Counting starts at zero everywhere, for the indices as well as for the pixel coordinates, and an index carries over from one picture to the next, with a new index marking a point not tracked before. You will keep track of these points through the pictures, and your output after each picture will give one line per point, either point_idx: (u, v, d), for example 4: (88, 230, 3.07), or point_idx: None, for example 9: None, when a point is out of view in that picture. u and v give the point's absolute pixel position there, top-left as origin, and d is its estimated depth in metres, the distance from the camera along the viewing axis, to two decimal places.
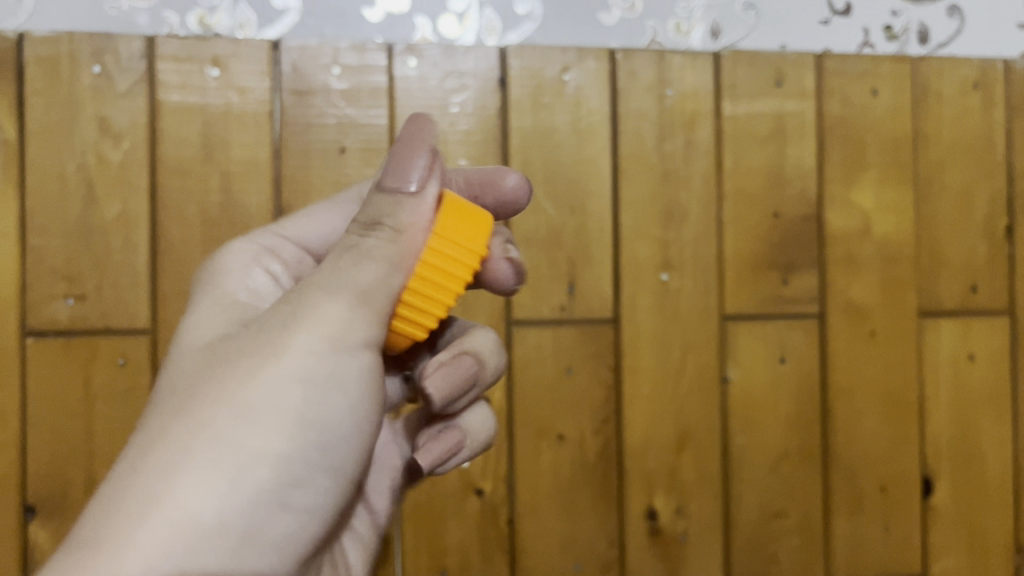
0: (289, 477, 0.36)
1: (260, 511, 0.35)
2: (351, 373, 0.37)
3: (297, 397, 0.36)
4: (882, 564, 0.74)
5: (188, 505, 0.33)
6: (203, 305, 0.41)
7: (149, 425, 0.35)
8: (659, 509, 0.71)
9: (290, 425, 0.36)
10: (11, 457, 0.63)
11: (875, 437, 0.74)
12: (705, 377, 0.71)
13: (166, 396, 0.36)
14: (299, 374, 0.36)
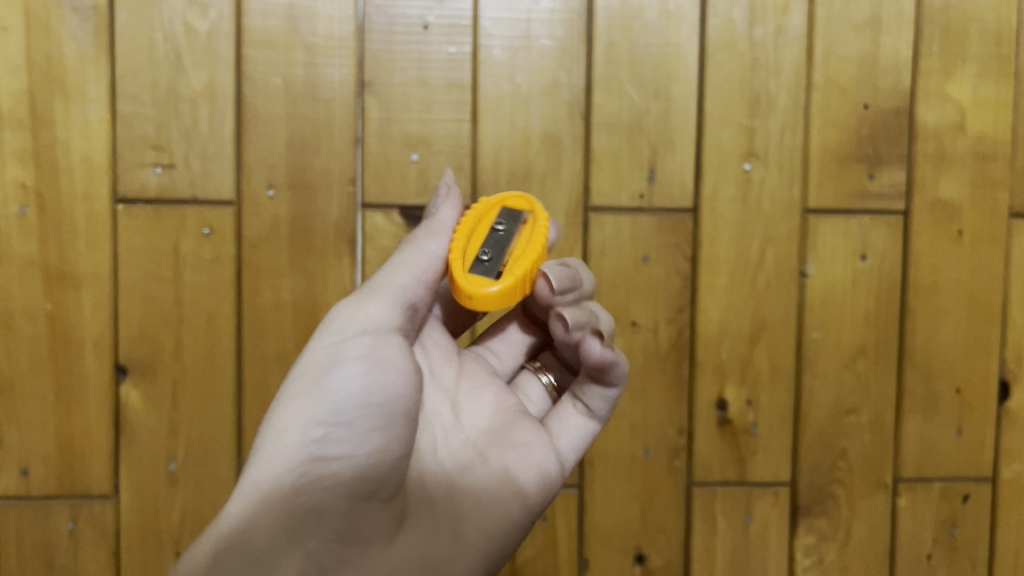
0: (311, 456, 0.41)
1: (317, 490, 0.41)
2: (343, 371, 0.43)
3: (297, 403, 0.42)
4: (953, 466, 0.74)
5: (249, 516, 0.40)
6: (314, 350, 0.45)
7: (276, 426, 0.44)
8: (730, 400, 0.71)
9: (317, 403, 0.42)
10: (104, 318, 0.66)
11: (953, 338, 0.73)
12: (784, 270, 0.70)
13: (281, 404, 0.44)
14: (317, 378, 0.43)
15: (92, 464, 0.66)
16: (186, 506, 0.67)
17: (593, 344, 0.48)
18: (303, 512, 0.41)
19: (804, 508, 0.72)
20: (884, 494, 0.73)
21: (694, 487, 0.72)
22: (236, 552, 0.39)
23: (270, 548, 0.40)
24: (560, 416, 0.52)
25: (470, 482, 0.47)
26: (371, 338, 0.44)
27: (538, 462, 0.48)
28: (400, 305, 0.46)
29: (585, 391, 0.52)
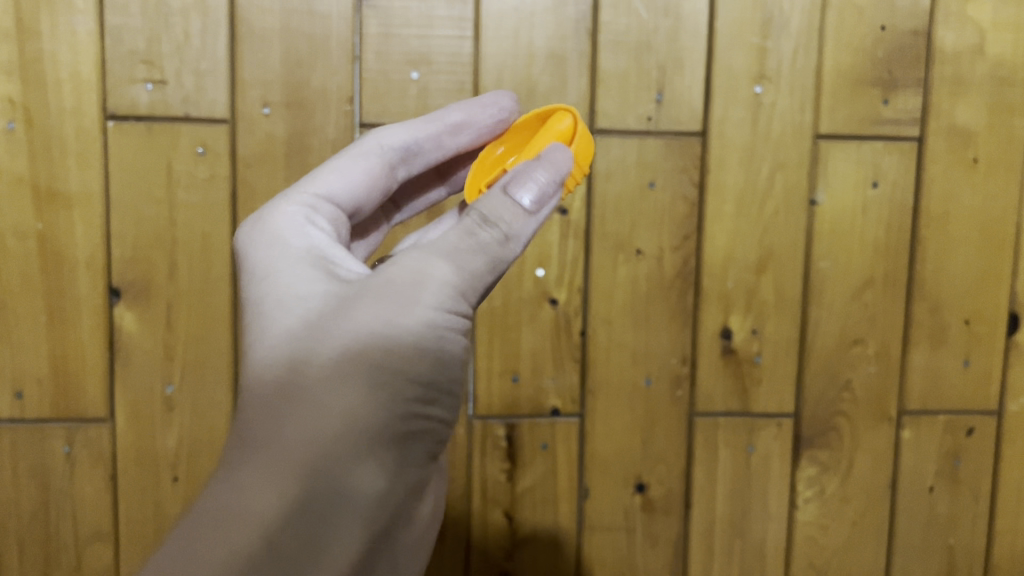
0: (414, 415, 0.40)
1: (410, 453, 0.40)
2: (457, 350, 0.41)
3: (418, 360, 0.39)
4: (960, 397, 0.73)
5: (343, 459, 0.38)
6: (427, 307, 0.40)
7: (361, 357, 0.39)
8: (735, 329, 0.70)
9: (444, 372, 0.40)
10: (97, 239, 0.64)
11: (964, 268, 0.71)
12: (793, 197, 0.69)
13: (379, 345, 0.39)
14: (446, 344, 0.40)
15: (87, 387, 0.66)
16: (183, 430, 0.67)
17: None
18: (396, 474, 0.40)
19: (807, 439, 0.72)
20: (888, 427, 0.72)
21: (697, 416, 0.71)
22: (325, 494, 0.38)
23: (367, 493, 0.38)
24: None
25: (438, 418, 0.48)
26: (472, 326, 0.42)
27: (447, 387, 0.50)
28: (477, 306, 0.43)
29: None
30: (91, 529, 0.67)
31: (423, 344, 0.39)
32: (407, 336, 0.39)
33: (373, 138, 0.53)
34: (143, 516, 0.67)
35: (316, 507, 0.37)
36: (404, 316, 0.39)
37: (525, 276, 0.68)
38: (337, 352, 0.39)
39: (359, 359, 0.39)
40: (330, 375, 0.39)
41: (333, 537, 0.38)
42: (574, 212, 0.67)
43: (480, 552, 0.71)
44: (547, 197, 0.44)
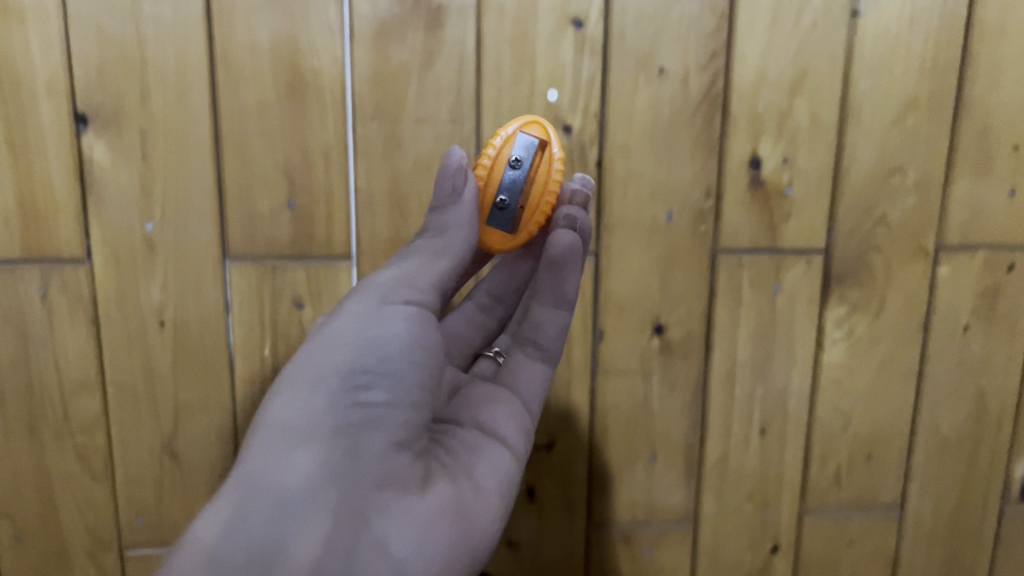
0: (351, 399, 0.40)
1: (351, 437, 0.39)
2: (387, 327, 0.42)
3: (340, 345, 0.41)
4: (1002, 231, 0.68)
5: (272, 455, 0.38)
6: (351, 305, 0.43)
7: (293, 365, 0.42)
8: (764, 158, 0.64)
9: (365, 352, 0.41)
10: (56, 59, 0.57)
11: (1018, 87, 0.65)
12: (833, 7, 0.62)
13: (307, 349, 0.42)
14: (367, 319, 0.42)
15: (59, 226, 0.60)
16: (167, 271, 0.61)
17: (560, 234, 0.48)
18: (336, 455, 0.39)
19: (837, 276, 0.67)
20: (924, 263, 0.68)
21: (720, 253, 0.66)
22: (257, 493, 0.37)
23: (297, 485, 0.38)
24: (513, 367, 0.52)
25: (478, 470, 0.44)
26: (415, 308, 0.43)
27: (525, 432, 0.49)
28: (435, 290, 0.44)
29: (534, 331, 0.52)
30: (75, 379, 0.63)
31: (343, 330, 0.42)
32: (328, 330, 0.42)
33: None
34: (129, 363, 0.63)
35: (250, 511, 0.37)
36: (331, 317, 0.43)
37: (534, 99, 0.61)
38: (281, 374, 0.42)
39: (286, 371, 0.42)
40: (266, 397, 0.42)
41: (273, 532, 0.37)
42: (591, 26, 0.60)
43: None
44: (461, 182, 0.45)
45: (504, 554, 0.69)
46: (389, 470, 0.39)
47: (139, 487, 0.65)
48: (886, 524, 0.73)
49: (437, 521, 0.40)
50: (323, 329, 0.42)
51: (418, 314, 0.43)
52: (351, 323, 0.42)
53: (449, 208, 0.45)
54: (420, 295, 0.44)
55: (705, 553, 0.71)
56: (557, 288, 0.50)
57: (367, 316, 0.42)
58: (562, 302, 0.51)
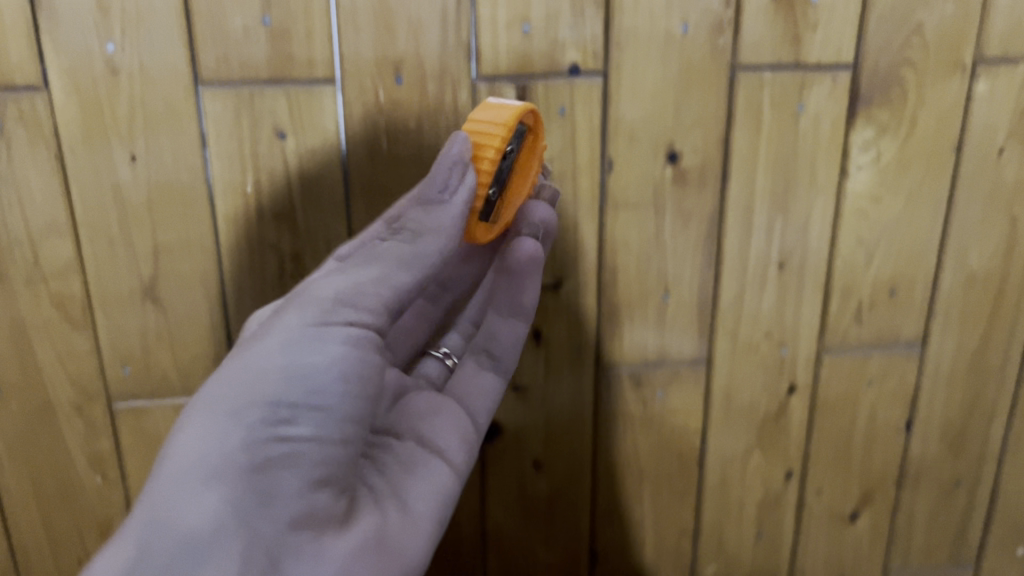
0: (272, 435, 0.40)
1: (267, 478, 0.39)
2: (317, 357, 0.41)
3: (265, 375, 0.41)
4: None
5: (181, 493, 0.38)
6: (286, 312, 0.43)
7: (212, 383, 0.42)
8: None
9: (290, 385, 0.41)
10: None
11: None
12: None
13: (230, 367, 0.42)
14: (296, 346, 0.42)
15: (9, 49, 0.54)
16: (134, 100, 0.56)
17: (526, 242, 0.51)
18: (251, 497, 0.39)
19: (865, 95, 0.62)
20: (960, 79, 0.62)
21: (739, 72, 0.60)
22: (164, 532, 0.37)
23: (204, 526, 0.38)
24: (467, 375, 0.55)
25: (408, 488, 0.46)
26: (356, 331, 0.43)
27: (467, 442, 0.51)
28: (388, 306, 0.44)
29: (492, 339, 0.56)
30: (44, 221, 0.58)
31: (270, 346, 0.42)
32: (252, 351, 0.42)
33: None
34: (101, 204, 0.58)
35: (155, 552, 0.37)
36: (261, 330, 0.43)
37: None
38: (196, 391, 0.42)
39: (209, 395, 0.41)
40: (185, 415, 0.41)
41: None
42: None
43: None
44: (454, 182, 0.44)
45: (510, 398, 0.67)
46: (306, 515, 0.40)
47: (122, 337, 0.61)
48: (908, 363, 0.70)
49: (356, 557, 0.41)
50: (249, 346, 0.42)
51: (357, 340, 0.43)
52: (277, 346, 0.42)
53: (437, 208, 0.44)
54: (371, 309, 0.44)
55: (719, 394, 0.69)
56: (514, 298, 0.54)
57: (298, 334, 0.42)
58: (520, 311, 0.55)
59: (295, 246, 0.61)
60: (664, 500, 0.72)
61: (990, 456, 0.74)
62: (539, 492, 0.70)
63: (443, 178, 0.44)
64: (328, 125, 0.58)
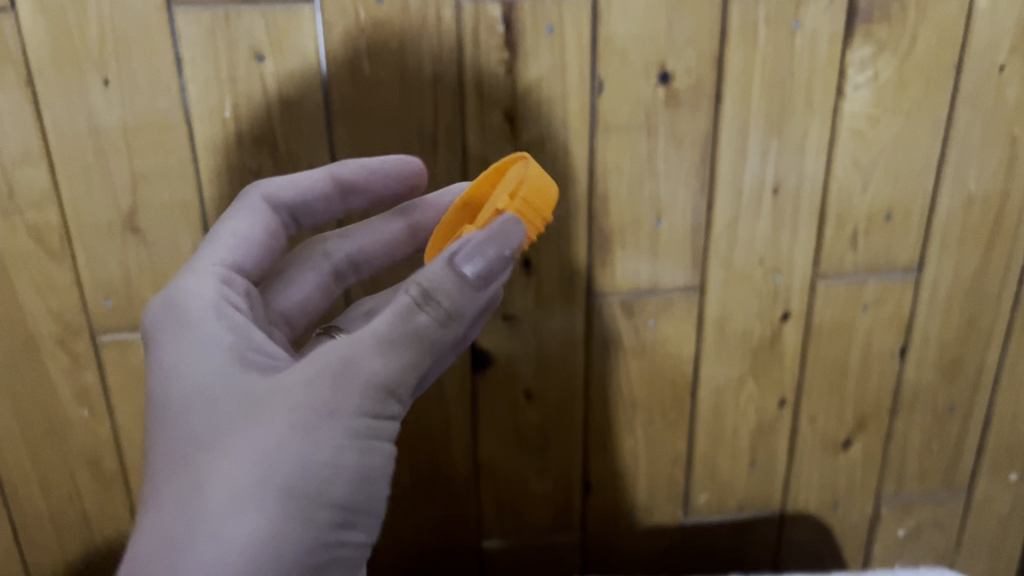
0: (333, 538, 0.39)
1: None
2: (375, 460, 0.41)
3: (333, 471, 0.39)
4: None
5: None
6: (343, 390, 0.40)
7: (263, 452, 0.38)
8: None
9: (349, 483, 0.40)
10: None
11: None
12: None
13: (286, 438, 0.39)
14: (354, 448, 0.40)
15: None
16: (105, 22, 0.54)
17: None
18: None
19: (864, 11, 0.60)
20: None
21: None
22: None
23: None
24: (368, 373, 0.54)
25: None
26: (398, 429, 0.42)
27: None
28: (403, 395, 0.42)
29: None
30: (17, 150, 0.56)
31: (330, 439, 0.39)
32: (311, 428, 0.39)
33: (233, 220, 0.52)
34: (76, 131, 0.56)
35: None
36: (311, 402, 0.40)
37: None
38: (238, 454, 0.39)
39: (264, 480, 0.38)
40: (234, 506, 0.38)
41: None
42: None
43: (479, 160, 0.60)
44: (498, 270, 0.43)
45: (500, 327, 0.66)
46: None
47: (104, 269, 0.60)
48: (904, 289, 0.69)
49: None
50: (306, 421, 0.39)
51: (389, 430, 0.42)
52: (337, 441, 0.39)
53: (482, 290, 0.43)
54: (397, 399, 0.42)
55: (713, 322, 0.68)
56: None
57: (354, 431, 0.40)
58: None
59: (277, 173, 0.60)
60: (656, 428, 0.72)
61: (985, 382, 0.74)
62: (530, 422, 0.70)
63: (497, 264, 0.42)
64: (308, 46, 0.56)
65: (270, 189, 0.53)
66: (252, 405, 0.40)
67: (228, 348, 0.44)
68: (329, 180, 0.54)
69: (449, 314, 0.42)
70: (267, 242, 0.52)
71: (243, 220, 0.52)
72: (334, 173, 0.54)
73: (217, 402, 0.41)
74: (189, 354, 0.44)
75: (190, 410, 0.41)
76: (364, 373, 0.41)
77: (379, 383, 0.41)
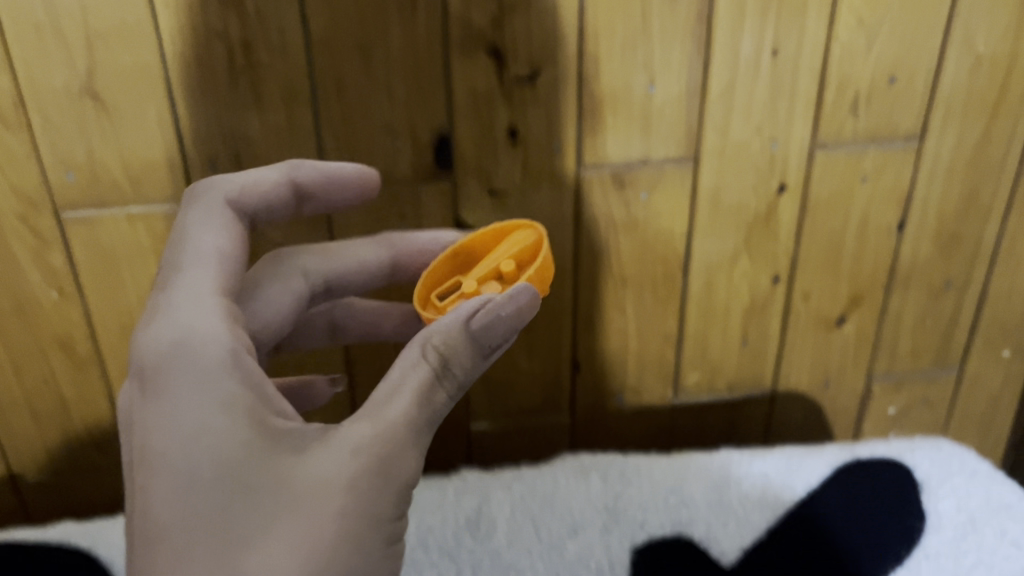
0: None
1: None
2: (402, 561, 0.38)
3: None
4: None
5: None
6: (387, 486, 0.36)
7: (318, 556, 0.34)
8: None
9: None
10: None
11: None
12: None
13: (339, 541, 0.35)
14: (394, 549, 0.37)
15: None
16: None
17: None
18: None
19: None
20: None
21: None
22: None
23: None
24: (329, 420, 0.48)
25: None
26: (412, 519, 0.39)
27: None
28: None
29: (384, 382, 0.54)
30: None
31: (378, 540, 0.36)
32: (363, 530, 0.35)
33: (203, 233, 0.45)
34: None
35: None
36: (362, 499, 0.36)
37: None
38: (289, 555, 0.34)
39: None
40: None
41: None
42: None
43: (460, 21, 0.56)
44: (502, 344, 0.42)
45: (485, 202, 0.63)
46: None
47: (64, 140, 0.57)
48: (904, 159, 0.66)
49: None
50: (356, 520, 0.35)
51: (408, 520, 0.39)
52: (381, 541, 0.36)
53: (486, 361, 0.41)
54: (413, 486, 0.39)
55: (706, 196, 0.66)
56: None
57: (392, 526, 0.37)
58: None
59: (245, 37, 0.55)
60: (647, 308, 0.70)
61: (982, 257, 0.72)
62: None
63: (508, 336, 0.42)
64: None
65: (229, 189, 0.47)
66: (297, 498, 0.35)
67: (257, 404, 0.37)
68: (286, 182, 0.48)
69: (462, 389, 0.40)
70: (242, 256, 0.46)
71: (217, 234, 0.45)
72: (292, 175, 0.49)
73: (255, 485, 0.35)
74: (208, 413, 0.37)
75: (220, 493, 0.35)
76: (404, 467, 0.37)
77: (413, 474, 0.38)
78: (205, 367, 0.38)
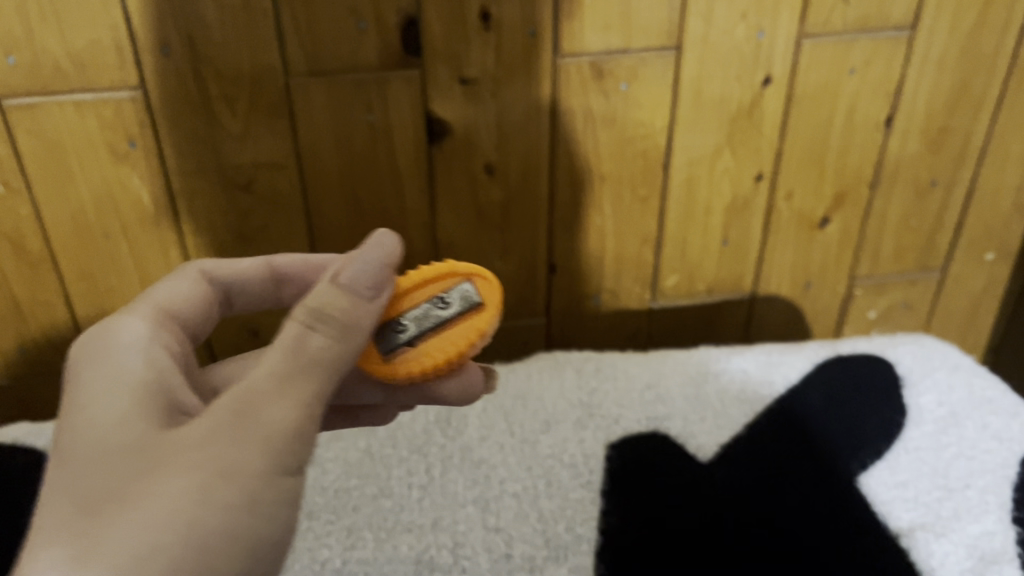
0: None
1: None
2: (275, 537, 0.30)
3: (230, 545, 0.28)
4: None
5: None
6: (246, 438, 0.30)
7: (155, 509, 0.28)
8: None
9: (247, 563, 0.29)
10: None
11: None
12: None
13: (183, 493, 0.28)
14: (256, 516, 0.29)
15: None
16: None
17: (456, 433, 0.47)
18: None
19: None
20: None
21: None
22: None
23: None
24: None
25: None
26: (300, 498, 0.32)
27: None
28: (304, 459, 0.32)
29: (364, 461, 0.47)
30: None
31: (229, 497, 0.29)
32: (210, 483, 0.29)
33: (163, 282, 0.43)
34: None
35: None
36: (215, 453, 0.29)
37: None
38: (127, 511, 0.28)
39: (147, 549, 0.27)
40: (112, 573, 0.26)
41: None
42: None
43: None
44: (387, 285, 0.36)
45: (456, 91, 0.60)
46: None
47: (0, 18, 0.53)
48: (894, 49, 0.64)
49: None
50: (204, 473, 0.29)
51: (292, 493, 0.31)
52: (235, 501, 0.29)
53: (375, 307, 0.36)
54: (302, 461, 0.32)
55: (687, 87, 0.63)
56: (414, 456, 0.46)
57: (255, 487, 0.30)
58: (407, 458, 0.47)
59: None
60: (625, 207, 0.67)
61: (970, 154, 0.70)
62: (492, 198, 0.65)
63: (389, 273, 0.36)
64: None
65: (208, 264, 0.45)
66: (151, 458, 0.30)
67: (134, 389, 0.33)
68: (263, 266, 0.46)
69: (351, 335, 0.34)
70: (199, 324, 0.43)
71: (178, 286, 0.42)
72: (272, 261, 0.47)
73: (110, 450, 0.30)
74: (86, 394, 0.33)
75: (72, 466, 0.30)
76: (270, 420, 0.31)
77: (285, 429, 0.31)
78: (80, 369, 0.34)
